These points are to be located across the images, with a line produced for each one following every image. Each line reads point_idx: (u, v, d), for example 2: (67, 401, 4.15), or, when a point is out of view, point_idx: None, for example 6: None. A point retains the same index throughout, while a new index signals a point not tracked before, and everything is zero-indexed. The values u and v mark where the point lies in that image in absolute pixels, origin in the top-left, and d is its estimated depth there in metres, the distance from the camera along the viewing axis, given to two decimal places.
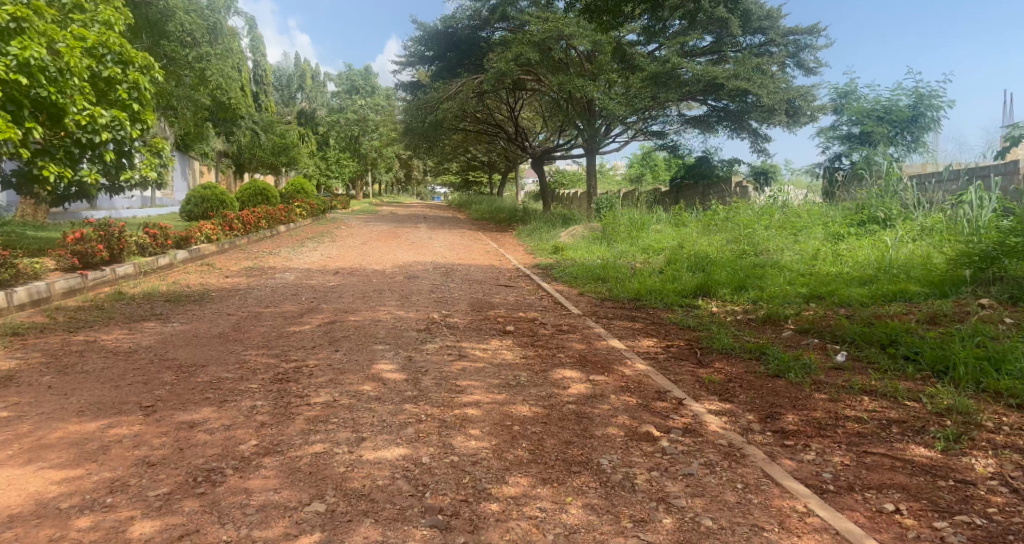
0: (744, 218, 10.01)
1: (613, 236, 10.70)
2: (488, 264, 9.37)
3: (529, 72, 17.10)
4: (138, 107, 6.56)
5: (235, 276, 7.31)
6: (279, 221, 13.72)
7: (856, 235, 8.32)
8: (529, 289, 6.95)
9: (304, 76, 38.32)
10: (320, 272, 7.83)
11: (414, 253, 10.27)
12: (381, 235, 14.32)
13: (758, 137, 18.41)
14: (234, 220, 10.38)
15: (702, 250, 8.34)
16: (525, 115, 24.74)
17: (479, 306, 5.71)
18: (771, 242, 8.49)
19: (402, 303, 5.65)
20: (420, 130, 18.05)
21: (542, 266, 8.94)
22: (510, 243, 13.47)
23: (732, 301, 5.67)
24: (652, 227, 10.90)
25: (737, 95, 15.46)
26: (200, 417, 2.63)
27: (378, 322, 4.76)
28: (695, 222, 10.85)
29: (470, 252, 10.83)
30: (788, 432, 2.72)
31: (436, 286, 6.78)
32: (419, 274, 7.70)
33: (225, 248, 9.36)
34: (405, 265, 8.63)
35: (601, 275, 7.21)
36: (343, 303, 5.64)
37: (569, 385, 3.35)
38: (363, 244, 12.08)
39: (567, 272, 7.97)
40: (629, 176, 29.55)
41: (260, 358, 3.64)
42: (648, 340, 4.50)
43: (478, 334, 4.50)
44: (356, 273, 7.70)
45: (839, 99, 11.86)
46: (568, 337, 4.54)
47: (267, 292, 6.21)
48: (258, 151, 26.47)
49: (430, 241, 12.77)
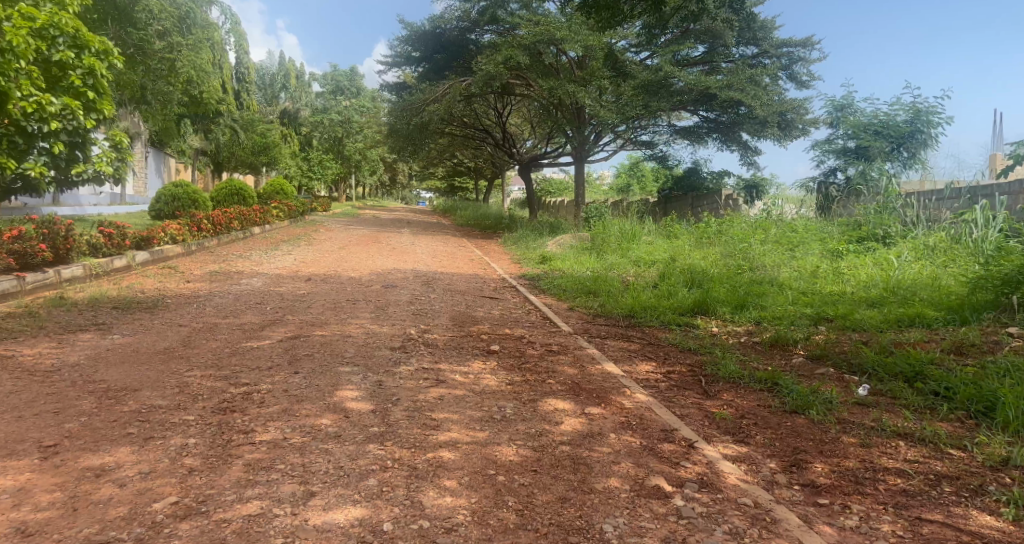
0: (738, 231, 9.68)
1: (602, 248, 10.31)
2: (471, 273, 8.93)
3: (518, 76, 16.74)
4: (94, 95, 6.10)
5: (198, 280, 6.81)
6: (254, 223, 13.18)
7: (856, 253, 7.98)
8: (515, 301, 6.53)
9: (288, 75, 37.67)
10: (291, 278, 7.34)
11: (394, 260, 9.79)
12: (361, 239, 13.82)
13: (748, 150, 18.17)
14: (203, 221, 9.87)
15: (696, 264, 7.96)
16: (513, 121, 24.38)
17: (461, 320, 5.28)
18: (768, 257, 8.12)
19: (377, 315, 5.20)
20: (404, 133, 17.61)
21: (528, 277, 8.52)
22: (495, 251, 13.06)
23: (733, 321, 5.28)
24: (642, 239, 10.53)
25: (729, 106, 15.20)
26: (112, 460, 2.17)
27: (347, 337, 4.30)
28: (687, 234, 10.48)
29: (453, 260, 10.40)
30: (820, 487, 2.30)
31: (415, 297, 6.33)
32: (397, 283, 7.25)
33: (192, 250, 8.87)
34: (383, 272, 8.17)
35: (591, 289, 6.80)
36: (312, 314, 5.18)
37: (562, 419, 2.91)
38: (341, 248, 11.60)
39: (555, 284, 7.55)
40: (615, 185, 29.29)
41: (205, 381, 3.17)
42: (646, 364, 4.07)
43: (458, 354, 4.06)
44: (330, 281, 7.22)
45: (834, 112, 11.60)
46: (558, 359, 4.11)
47: (230, 300, 5.73)
48: (238, 150, 25.84)
49: (412, 247, 12.31)
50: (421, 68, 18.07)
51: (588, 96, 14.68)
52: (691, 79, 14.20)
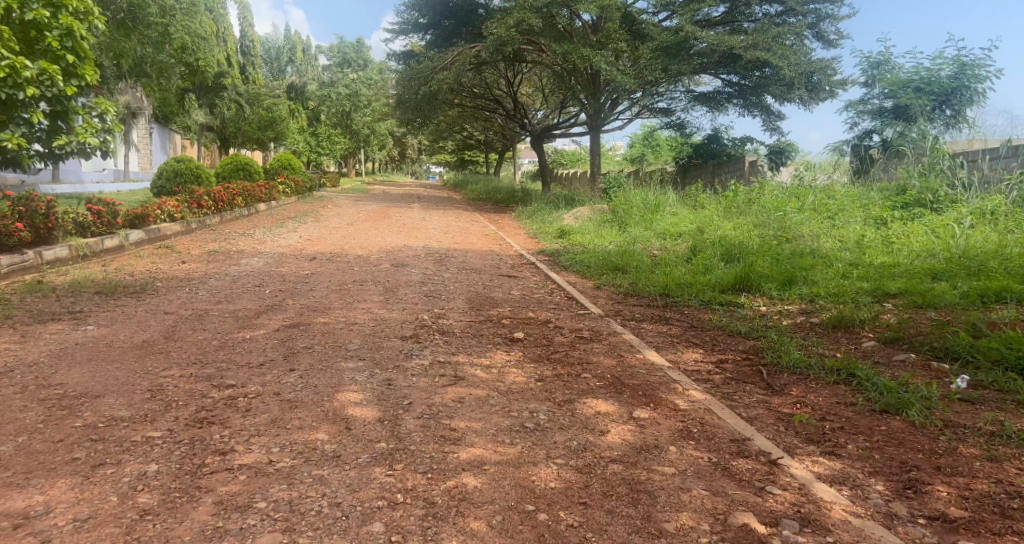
0: (770, 200, 9.06)
1: (624, 220, 9.74)
2: (486, 249, 8.42)
3: (530, 41, 16.03)
4: (73, 59, 5.56)
5: (195, 261, 6.35)
6: (259, 199, 12.70)
7: (904, 220, 7.37)
8: (536, 280, 6.03)
9: (294, 48, 36.89)
10: (295, 257, 6.87)
11: (404, 236, 9.29)
12: (370, 215, 13.33)
13: (772, 115, 17.38)
14: (204, 197, 9.41)
15: (730, 236, 7.39)
16: (524, 90, 23.62)
17: (478, 303, 4.78)
18: (807, 226, 7.53)
19: (385, 298, 4.71)
20: (412, 103, 16.99)
21: (547, 252, 8.01)
22: (509, 225, 12.54)
23: (781, 299, 4.73)
24: (667, 209, 9.95)
25: (753, 67, 14.44)
26: (44, 505, 1.71)
27: (352, 326, 3.81)
28: (714, 203, 9.87)
29: (466, 235, 9.90)
30: (953, 523, 1.80)
31: (427, 276, 5.83)
32: (408, 261, 6.75)
33: (191, 228, 8.41)
34: (393, 250, 7.68)
35: (618, 264, 6.27)
36: (315, 297, 4.70)
37: (607, 427, 2.41)
38: (349, 224, 11.14)
39: (578, 260, 7.02)
40: (629, 156, 28.50)
41: (182, 381, 2.69)
42: (693, 352, 3.55)
43: (479, 345, 3.57)
44: (337, 260, 6.74)
45: (871, 70, 10.87)
46: (591, 347, 3.61)
47: (226, 282, 5.26)
48: (244, 125, 25.31)
49: (423, 222, 11.80)
50: (429, 35, 17.40)
51: (604, 60, 14.00)
52: (713, 38, 13.44)
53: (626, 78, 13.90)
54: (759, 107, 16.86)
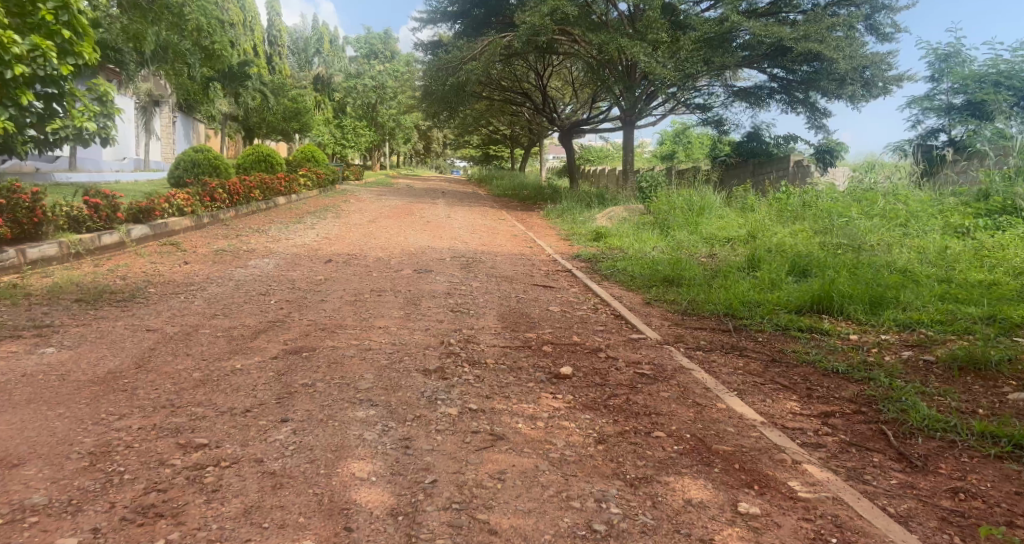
0: (829, 204, 8.26)
1: (667, 223, 8.99)
2: (516, 253, 7.75)
3: (563, 31, 15.32)
4: (69, 35, 4.94)
5: (200, 260, 5.78)
6: (278, 192, 12.17)
7: (991, 230, 6.56)
8: (575, 292, 5.37)
9: (321, 39, 36.58)
10: (309, 258, 6.26)
11: (427, 236, 8.66)
12: (394, 211, 12.73)
13: (817, 113, 16.43)
14: (218, 188, 8.87)
15: (791, 245, 6.62)
16: (554, 84, 22.90)
17: (514, 322, 4.12)
18: (877, 235, 6.73)
19: (405, 315, 4.06)
20: (440, 94, 16.37)
21: (584, 258, 7.35)
22: (538, 225, 11.88)
23: (872, 323, 4.00)
24: (713, 213, 9.17)
25: (802, 60, 13.59)
26: None
27: (365, 353, 3.17)
28: (765, 207, 9.08)
29: (494, 236, 9.26)
30: None
31: (453, 286, 5.18)
32: (433, 267, 6.13)
33: (202, 223, 7.86)
34: (416, 252, 7.05)
35: (668, 276, 5.56)
36: (327, 311, 4.07)
37: (709, 534, 1.74)
38: (370, 221, 10.57)
39: (620, 269, 6.32)
40: (658, 153, 27.60)
41: (138, 439, 2.08)
42: (788, 401, 2.83)
43: (518, 385, 2.89)
44: (355, 263, 6.13)
45: (938, 64, 9.97)
46: (659, 389, 2.90)
47: (227, 288, 4.66)
48: (268, 116, 24.95)
49: (447, 220, 11.15)
50: (458, 24, 16.78)
51: (643, 51, 13.24)
52: (760, 28, 12.66)
53: (666, 70, 13.12)
54: (804, 104, 15.94)
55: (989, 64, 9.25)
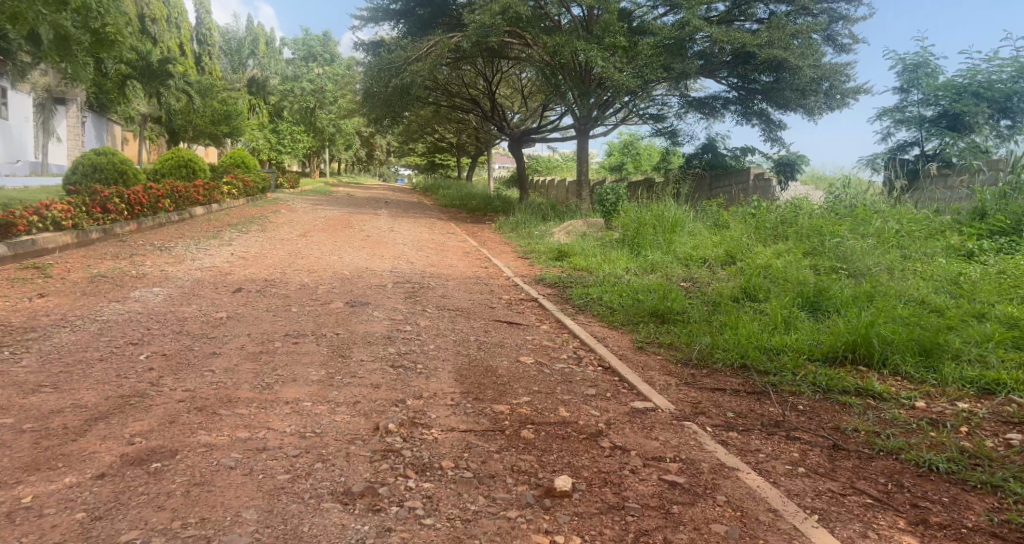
0: (812, 222, 7.56)
1: (637, 242, 8.17)
2: (471, 275, 6.76)
3: (515, 34, 14.48)
4: None
5: (64, 289, 4.52)
6: (196, 202, 10.81)
7: (996, 253, 5.93)
8: (548, 332, 4.41)
9: (257, 40, 34.88)
10: (214, 287, 5.09)
11: (366, 254, 7.57)
12: (330, 223, 11.54)
13: (773, 125, 16.07)
14: (112, 197, 7.54)
15: (783, 272, 5.85)
16: (503, 91, 22.10)
17: (476, 387, 3.10)
18: (877, 257, 6.00)
19: (326, 382, 2.99)
20: (382, 96, 15.22)
21: (552, 284, 6.44)
22: (490, 240, 10.96)
23: (934, 382, 3.15)
24: (685, 231, 8.40)
25: (764, 69, 13.10)
26: None
27: (253, 461, 2.08)
28: (740, 224, 8.35)
29: (442, 253, 8.26)
30: None
31: (395, 327, 4.13)
32: (371, 297, 5.08)
33: (88, 240, 6.57)
34: (351, 277, 5.96)
35: (657, 312, 4.66)
36: (219, 376, 2.96)
37: None
38: (301, 235, 9.41)
39: (595, 299, 5.41)
40: (607, 164, 27.12)
41: None
42: (904, 537, 1.87)
43: (491, 520, 1.85)
44: (272, 293, 5.00)
45: (906, 74, 9.26)
46: (709, 520, 1.92)
47: (84, 333, 3.48)
48: (195, 118, 23.22)
49: (390, 234, 10.05)
50: (401, 23, 15.69)
51: (601, 54, 12.52)
52: (722, 34, 12.20)
53: (625, 76, 12.44)
54: (759, 116, 15.54)
55: (965, 75, 8.75)
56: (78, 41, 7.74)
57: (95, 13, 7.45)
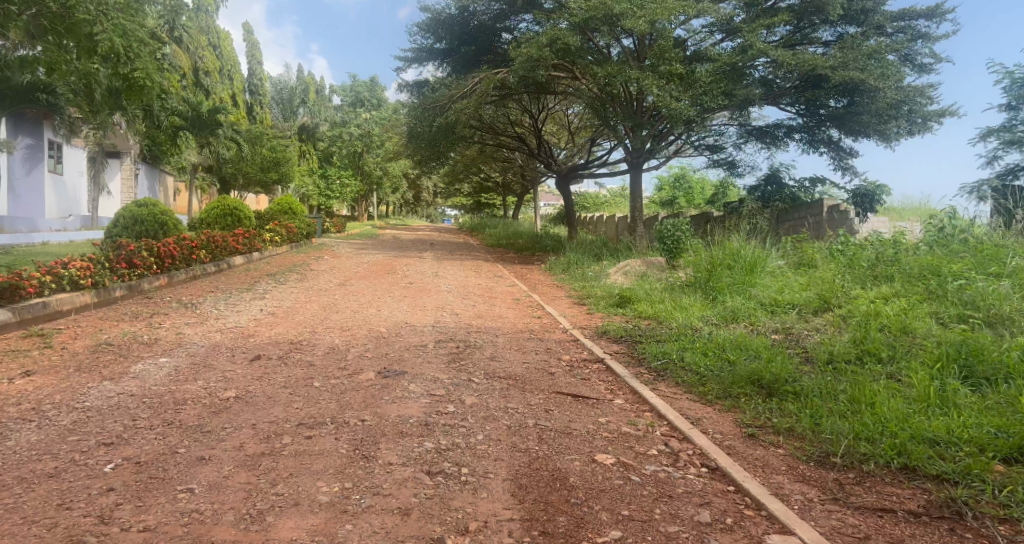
0: (920, 260, 6.54)
1: (712, 286, 7.24)
2: (523, 328, 5.96)
3: (562, 68, 13.92)
4: None
5: (57, 363, 3.92)
6: (236, 251, 10.43)
7: None
8: (623, 409, 3.56)
9: (307, 89, 35.60)
10: (231, 355, 4.42)
11: (408, 306, 6.87)
12: (373, 269, 10.99)
13: (843, 153, 14.97)
14: (141, 251, 7.09)
15: (904, 325, 4.85)
16: (549, 127, 21.60)
17: (540, 512, 2.29)
18: (1018, 304, 4.97)
19: (339, 507, 2.22)
20: (426, 136, 14.82)
21: (618, 339, 5.60)
22: (541, 283, 10.21)
23: None
24: (766, 272, 7.44)
25: (835, 94, 12.15)
26: None
27: None
28: (830, 266, 7.35)
29: (490, 301, 7.50)
30: None
31: (435, 409, 3.33)
32: (409, 363, 4.32)
33: (110, 298, 6.08)
34: (390, 335, 5.24)
35: (762, 382, 3.79)
36: (197, 504, 2.20)
37: None
38: (340, 284, 8.82)
39: (676, 361, 4.54)
40: (658, 199, 26.14)
41: None
42: None
43: None
44: (294, 360, 4.29)
45: (1015, 89, 8.18)
46: None
47: (51, 429, 2.81)
48: (245, 166, 23.49)
49: (434, 281, 9.38)
50: (445, 62, 15.35)
51: (655, 83, 11.77)
52: (789, 57, 11.34)
53: (683, 106, 11.65)
54: (828, 144, 14.48)
55: None
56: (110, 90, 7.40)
57: (126, 59, 7.10)
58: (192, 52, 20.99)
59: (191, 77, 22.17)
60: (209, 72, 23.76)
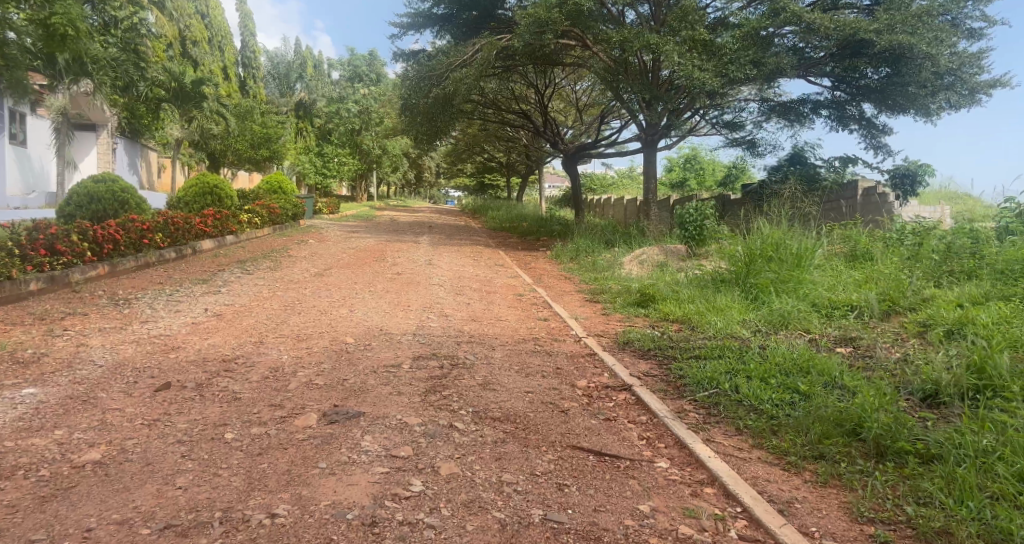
0: (1007, 253, 5.36)
1: (753, 283, 6.08)
2: (525, 335, 4.85)
3: (571, 35, 12.63)
4: None
5: None
6: (206, 233, 9.34)
7: None
8: (671, 485, 2.44)
9: (304, 63, 34.21)
10: (135, 379, 3.30)
11: (388, 303, 5.75)
12: (360, 255, 9.87)
13: (875, 131, 13.70)
14: (69, 234, 5.94)
15: (1020, 340, 3.70)
16: (555, 104, 20.31)
17: None
18: None
19: None
20: (422, 110, 13.59)
21: (644, 353, 4.48)
22: (546, 273, 9.10)
23: None
24: (814, 266, 6.27)
25: (876, 63, 10.87)
26: None
27: None
28: (891, 260, 6.18)
29: (487, 297, 6.38)
30: None
31: (391, 490, 2.21)
32: (371, 395, 3.21)
33: (18, 292, 5.00)
34: (357, 348, 4.12)
35: (867, 439, 2.66)
36: None
37: None
38: (317, 274, 7.72)
39: (728, 395, 3.42)
40: (667, 180, 24.91)
41: None
42: None
43: None
44: (214, 392, 3.14)
45: None
46: None
47: None
48: (235, 143, 22.32)
49: (425, 270, 8.26)
50: (443, 27, 14.02)
51: (675, 49, 10.49)
52: (828, 20, 10.04)
53: (707, 76, 10.38)
54: (860, 120, 13.21)
55: None
56: (28, 46, 6.15)
57: (45, 3, 5.92)
58: (176, 19, 19.74)
59: (177, 47, 20.88)
60: (196, 42, 22.45)
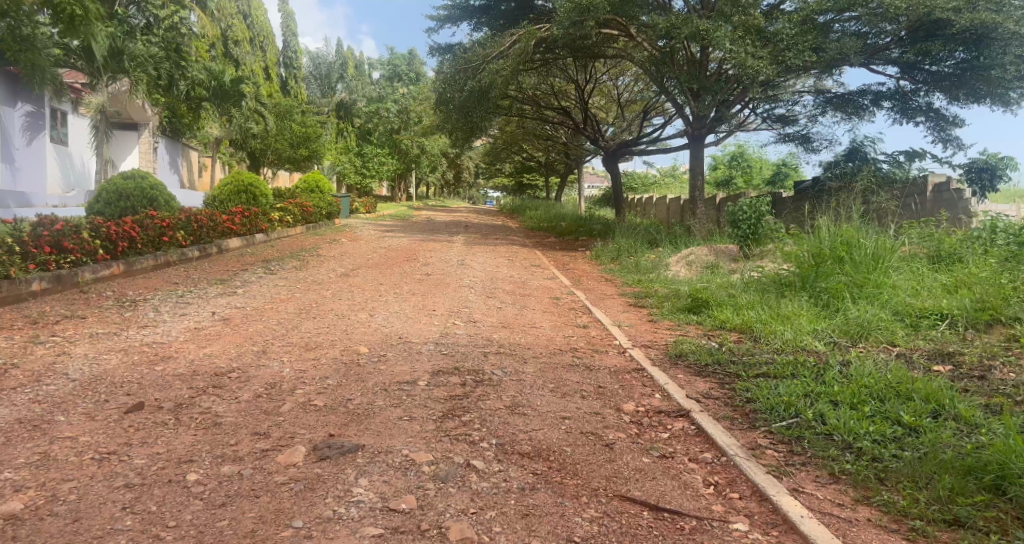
0: None
1: (822, 288, 5.34)
2: (563, 345, 4.26)
3: (614, 24, 11.97)
4: None
5: None
6: (233, 232, 9.01)
7: None
8: None
9: (346, 63, 34.18)
10: (107, 397, 2.82)
11: (412, 307, 5.23)
12: (392, 255, 9.42)
13: (945, 122, 12.61)
14: (80, 232, 5.60)
15: None
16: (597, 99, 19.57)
17: None
18: None
19: None
20: (458, 104, 13.10)
21: (701, 370, 3.82)
22: (587, 274, 8.47)
23: None
24: (893, 269, 5.50)
25: (952, 46, 9.89)
26: None
27: None
28: (984, 262, 5.37)
29: (522, 301, 5.81)
30: None
31: None
32: (374, 422, 2.67)
33: (18, 292, 4.65)
34: (369, 360, 3.59)
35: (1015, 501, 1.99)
36: None
37: None
38: (343, 274, 7.28)
39: (812, 428, 2.75)
40: (712, 178, 23.91)
41: None
42: None
43: None
44: (192, 416, 2.65)
45: None
46: None
47: None
48: (274, 142, 22.29)
49: (457, 270, 7.74)
50: (480, 19, 13.51)
51: (727, 35, 9.73)
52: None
53: (762, 63, 9.60)
54: (928, 111, 12.16)
55: None
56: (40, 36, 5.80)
57: None
58: (216, 20, 19.74)
59: (219, 47, 20.95)
60: (238, 42, 22.47)
